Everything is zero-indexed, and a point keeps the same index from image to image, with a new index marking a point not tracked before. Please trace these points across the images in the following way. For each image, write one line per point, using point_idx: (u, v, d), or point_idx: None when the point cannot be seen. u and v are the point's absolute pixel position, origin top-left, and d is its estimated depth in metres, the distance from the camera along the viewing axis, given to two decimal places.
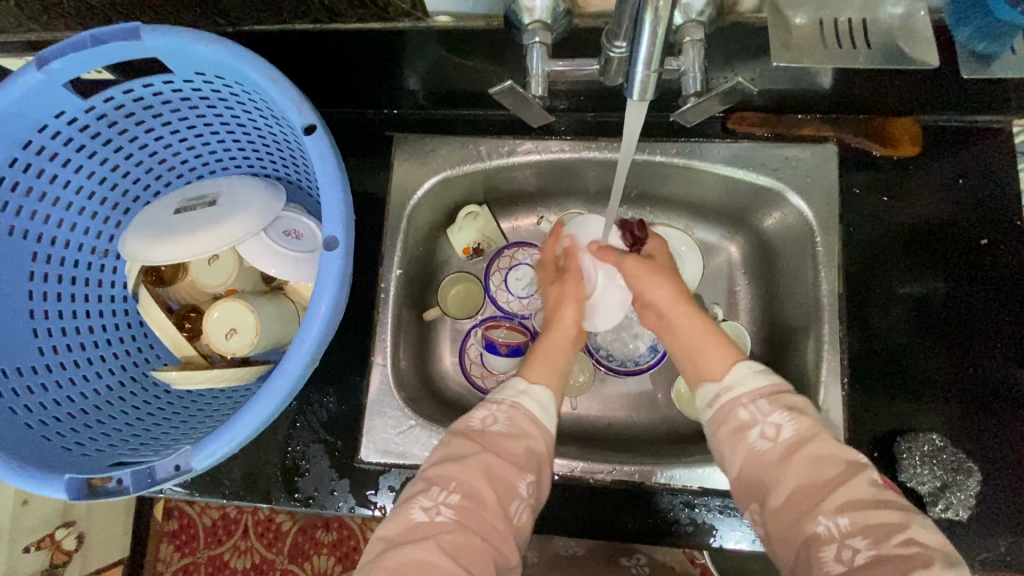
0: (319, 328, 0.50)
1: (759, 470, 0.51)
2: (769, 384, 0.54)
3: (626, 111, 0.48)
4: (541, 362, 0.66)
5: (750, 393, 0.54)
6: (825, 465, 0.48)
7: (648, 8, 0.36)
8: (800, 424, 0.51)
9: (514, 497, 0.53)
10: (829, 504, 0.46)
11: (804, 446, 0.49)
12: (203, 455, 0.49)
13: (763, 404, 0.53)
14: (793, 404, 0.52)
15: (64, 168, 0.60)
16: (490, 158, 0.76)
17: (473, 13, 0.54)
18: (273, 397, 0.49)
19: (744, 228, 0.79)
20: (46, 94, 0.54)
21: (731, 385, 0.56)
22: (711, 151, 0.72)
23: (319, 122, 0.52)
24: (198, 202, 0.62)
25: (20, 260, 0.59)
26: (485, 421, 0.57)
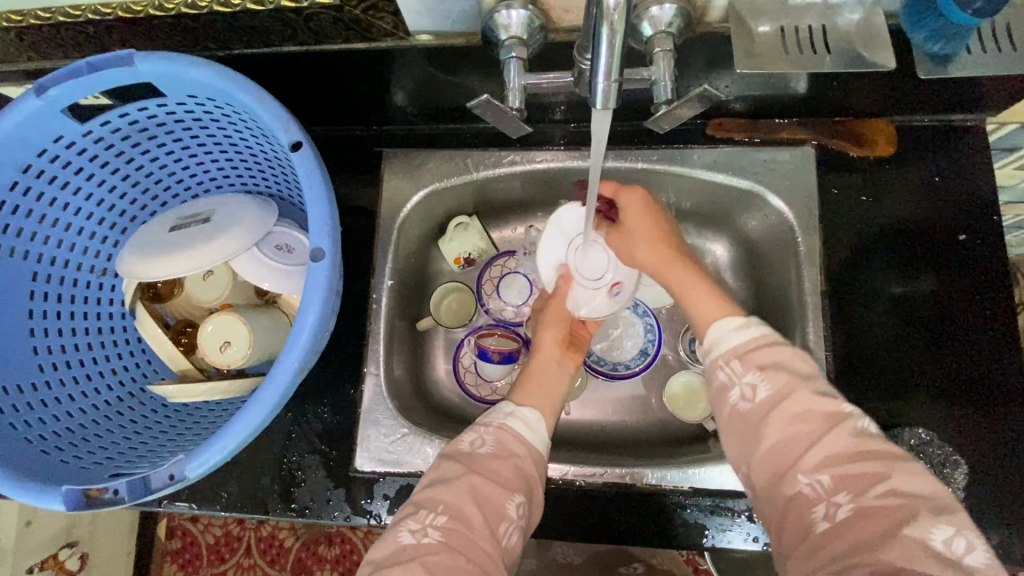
0: (308, 338, 0.51)
1: (746, 432, 0.50)
2: (750, 338, 0.53)
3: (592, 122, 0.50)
4: (530, 387, 0.67)
5: (727, 353, 0.53)
6: (802, 421, 0.47)
7: (603, 23, 0.38)
8: (778, 378, 0.49)
9: (503, 518, 0.54)
10: (809, 461, 0.46)
11: (782, 400, 0.48)
12: (197, 463, 0.50)
13: (737, 365, 0.52)
14: (779, 362, 0.50)
15: (63, 190, 0.62)
16: (477, 170, 0.78)
17: (453, 31, 0.56)
18: (263, 404, 0.50)
19: (728, 232, 0.81)
20: (44, 120, 0.56)
21: (713, 345, 0.55)
22: (692, 157, 0.74)
23: (305, 139, 0.53)
24: (192, 220, 0.64)
25: (20, 280, 0.61)
26: (480, 451, 0.58)
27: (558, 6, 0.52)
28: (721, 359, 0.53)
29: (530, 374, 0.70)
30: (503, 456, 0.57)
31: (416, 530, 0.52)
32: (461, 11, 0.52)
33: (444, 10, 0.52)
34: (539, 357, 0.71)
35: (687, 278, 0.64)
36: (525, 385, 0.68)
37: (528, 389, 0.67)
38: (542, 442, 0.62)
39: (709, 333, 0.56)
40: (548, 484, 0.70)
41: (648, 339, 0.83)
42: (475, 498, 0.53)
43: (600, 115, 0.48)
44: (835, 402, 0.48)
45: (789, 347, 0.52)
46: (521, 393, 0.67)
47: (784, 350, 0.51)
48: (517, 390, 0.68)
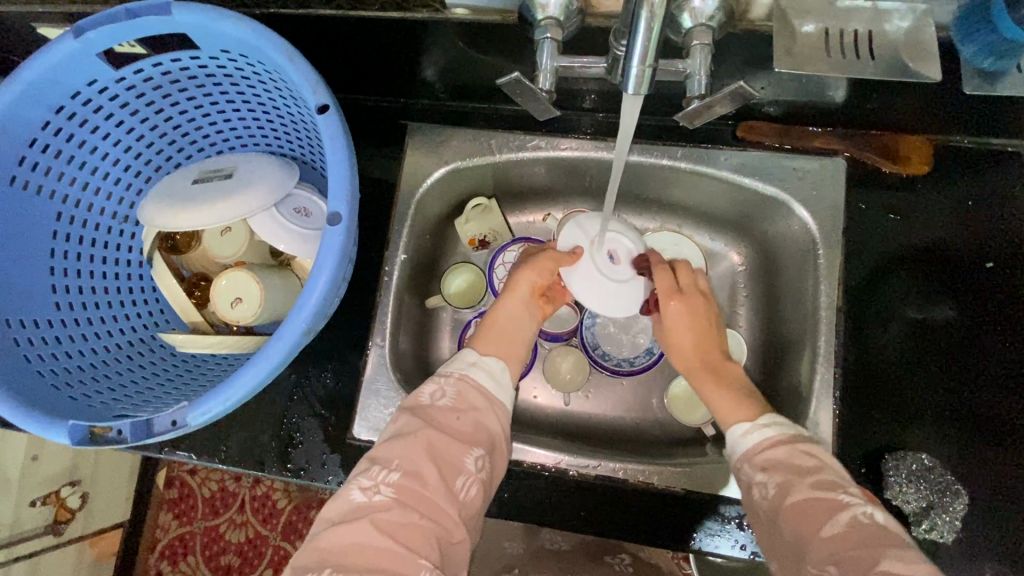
0: (318, 298, 0.51)
1: (770, 530, 0.51)
2: (760, 439, 0.56)
3: (622, 108, 0.49)
4: (491, 333, 0.67)
5: (740, 458, 0.56)
6: (805, 515, 0.48)
7: (644, 8, 0.37)
8: (780, 475, 0.52)
9: (460, 473, 0.54)
10: (816, 554, 0.46)
11: (785, 497, 0.50)
12: (199, 412, 0.51)
13: (747, 469, 0.55)
14: (781, 460, 0.53)
15: (93, 134, 0.63)
16: (500, 152, 0.77)
17: (489, 8, 0.56)
18: (270, 356, 0.50)
19: (748, 237, 0.80)
20: (79, 62, 0.57)
21: (730, 452, 0.58)
22: (718, 158, 0.72)
23: (332, 103, 0.51)
24: (214, 174, 0.65)
25: (44, 218, 0.62)
26: (443, 408, 0.57)
27: None
28: (737, 465, 0.56)
29: (499, 317, 0.69)
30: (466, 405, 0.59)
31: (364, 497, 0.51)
32: None
33: None
34: (510, 303, 0.70)
35: (715, 380, 0.65)
36: (490, 330, 0.67)
37: (492, 337, 0.67)
38: (508, 401, 0.62)
39: (727, 435, 0.59)
40: (540, 471, 0.70)
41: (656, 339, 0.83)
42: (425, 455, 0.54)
43: (629, 100, 0.48)
44: (832, 490, 0.49)
45: (791, 445, 0.54)
46: (481, 338, 0.67)
47: (786, 448, 0.53)
48: (479, 333, 0.68)
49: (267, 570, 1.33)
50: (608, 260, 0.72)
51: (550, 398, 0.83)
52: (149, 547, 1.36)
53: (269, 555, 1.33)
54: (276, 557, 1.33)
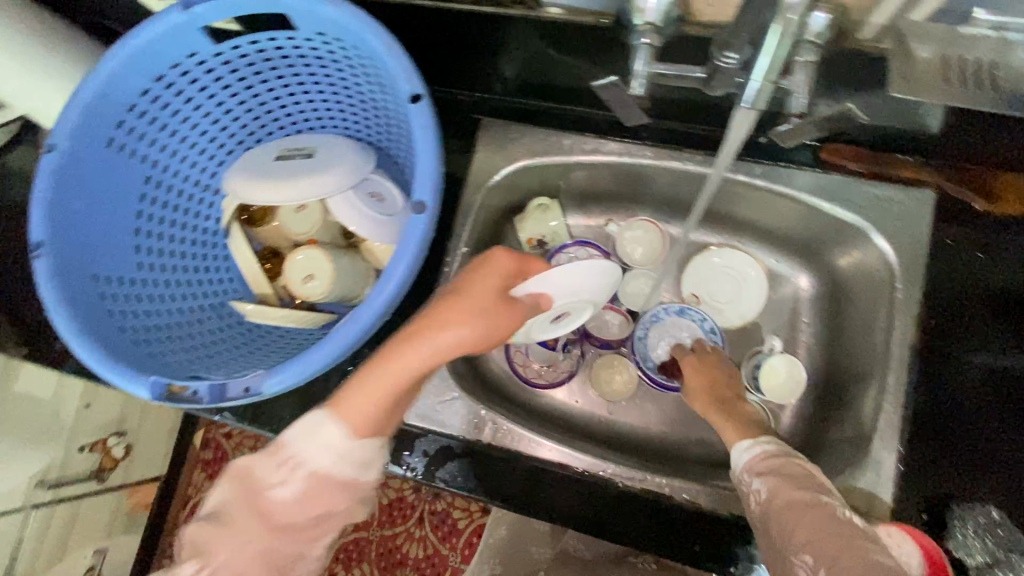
0: (394, 287, 0.51)
1: (760, 530, 0.56)
2: (758, 453, 0.62)
3: (735, 116, 0.51)
4: (375, 402, 0.54)
5: (741, 470, 0.62)
6: (791, 509, 0.53)
7: None
8: (773, 480, 0.58)
9: (299, 560, 0.53)
10: (794, 543, 0.51)
11: (774, 495, 0.56)
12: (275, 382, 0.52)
13: (749, 478, 0.61)
14: (775, 467, 0.59)
15: (187, 104, 0.65)
16: (572, 153, 0.77)
17: (583, 9, 0.55)
18: (359, 322, 0.51)
19: (816, 263, 0.79)
20: (183, 34, 0.59)
21: (734, 467, 0.64)
22: (799, 178, 0.70)
23: (426, 94, 0.51)
24: (296, 153, 0.66)
25: (134, 180, 0.64)
26: (301, 497, 0.52)
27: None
28: (740, 477, 0.62)
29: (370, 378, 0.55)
30: (340, 491, 0.54)
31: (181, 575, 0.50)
32: None
33: None
34: (395, 366, 0.54)
35: (722, 409, 0.71)
36: (357, 399, 0.54)
37: (357, 408, 0.54)
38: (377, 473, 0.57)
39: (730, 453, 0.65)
40: (581, 477, 0.70)
41: None
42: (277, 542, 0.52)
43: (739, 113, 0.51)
44: (816, 492, 0.55)
45: (784, 457, 0.61)
46: (343, 399, 0.55)
47: (780, 459, 0.60)
48: (350, 387, 0.54)
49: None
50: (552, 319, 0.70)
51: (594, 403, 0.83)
52: (182, 502, 1.42)
53: None
54: None
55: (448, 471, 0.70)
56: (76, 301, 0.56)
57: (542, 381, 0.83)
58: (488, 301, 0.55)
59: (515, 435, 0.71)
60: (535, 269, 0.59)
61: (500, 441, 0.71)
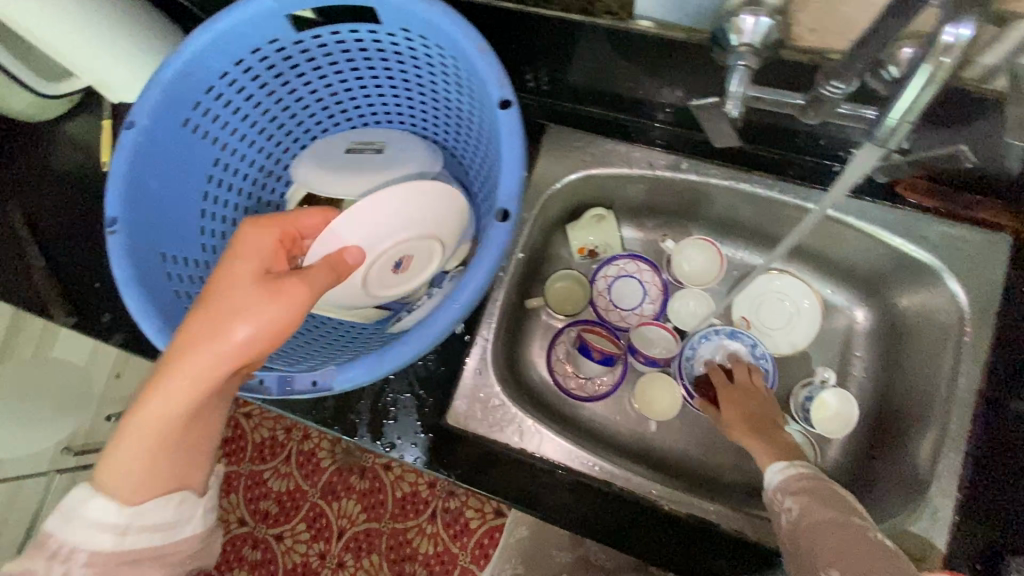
0: (469, 295, 0.49)
1: (790, 547, 0.56)
2: (791, 475, 0.62)
3: (859, 152, 0.48)
4: (150, 433, 0.42)
5: (774, 490, 0.62)
6: (823, 528, 0.54)
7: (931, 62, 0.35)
8: (804, 501, 0.58)
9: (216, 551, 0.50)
10: (822, 558, 0.52)
11: (806, 515, 0.56)
12: (345, 378, 0.50)
13: (780, 498, 0.61)
14: (807, 488, 0.59)
15: (261, 90, 0.65)
16: (636, 166, 0.76)
17: (677, 24, 0.56)
18: (436, 327, 0.49)
19: (874, 297, 0.78)
20: (269, 20, 0.58)
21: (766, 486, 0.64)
22: (872, 211, 0.69)
23: (515, 100, 0.51)
24: (366, 148, 0.66)
25: (204, 162, 0.64)
26: (120, 532, 0.42)
27: (805, 23, 0.50)
28: (772, 496, 0.62)
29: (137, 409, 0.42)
30: (155, 545, 0.44)
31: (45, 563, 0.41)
32: (701, 4, 0.52)
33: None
34: (177, 378, 0.42)
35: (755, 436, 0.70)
36: (141, 435, 0.42)
37: (144, 443, 0.42)
38: (197, 523, 0.46)
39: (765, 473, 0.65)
40: (626, 494, 0.70)
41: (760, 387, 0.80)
42: (108, 559, 0.42)
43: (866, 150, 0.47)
44: (852, 515, 0.55)
45: (815, 478, 0.61)
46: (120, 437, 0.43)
47: (812, 482, 0.60)
48: (127, 424, 0.42)
49: (299, 526, 1.37)
50: (388, 263, 0.58)
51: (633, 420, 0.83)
52: None
53: (305, 510, 1.37)
54: (310, 514, 1.37)
55: (489, 478, 0.69)
56: (146, 281, 0.56)
57: (582, 392, 0.84)
58: (249, 291, 0.43)
59: (563, 448, 0.70)
60: (306, 226, 0.50)
61: (546, 452, 0.70)
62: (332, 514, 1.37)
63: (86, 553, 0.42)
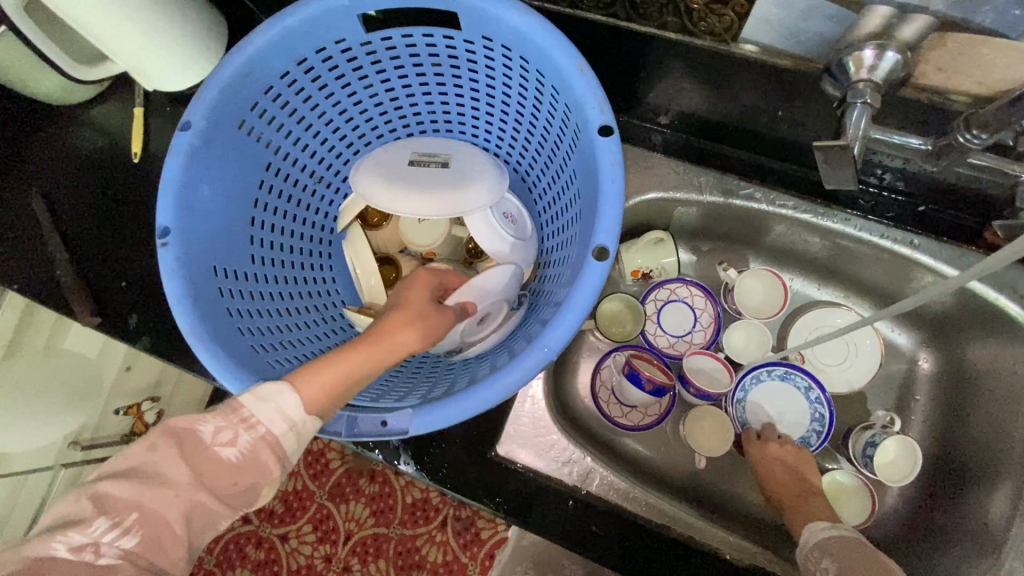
0: (562, 336, 0.46)
1: None
2: (832, 534, 0.60)
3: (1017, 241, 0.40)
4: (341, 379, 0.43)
5: (811, 545, 0.60)
6: None
7: None
8: (842, 563, 0.56)
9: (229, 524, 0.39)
10: None
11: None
12: (425, 422, 0.46)
13: (816, 554, 0.58)
14: (847, 551, 0.57)
15: (319, 92, 0.60)
16: (709, 193, 0.72)
17: (785, 51, 0.52)
18: (524, 370, 0.46)
19: (940, 344, 0.75)
20: (340, 18, 0.54)
21: (801, 539, 0.62)
22: (960, 257, 0.66)
23: (617, 127, 0.47)
24: (431, 160, 0.62)
25: (256, 166, 0.60)
26: (291, 427, 0.40)
27: (933, 62, 0.46)
28: (806, 552, 0.59)
29: (334, 357, 0.44)
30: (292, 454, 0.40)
31: (224, 423, 0.39)
32: (818, 34, 0.48)
33: (800, 28, 0.48)
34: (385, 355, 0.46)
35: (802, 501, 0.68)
36: (339, 372, 0.43)
37: (331, 381, 0.43)
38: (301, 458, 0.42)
39: (802, 529, 0.63)
40: (683, 540, 0.66)
41: (812, 429, 0.77)
42: (272, 445, 0.39)
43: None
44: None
45: (858, 541, 0.58)
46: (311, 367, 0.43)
47: (856, 546, 0.58)
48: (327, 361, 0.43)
49: (306, 527, 1.25)
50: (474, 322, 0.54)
51: (680, 452, 0.80)
52: None
53: (311, 511, 1.25)
54: (317, 516, 1.25)
55: (541, 514, 0.65)
56: (198, 295, 0.51)
57: (626, 421, 0.79)
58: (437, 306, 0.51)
59: (619, 489, 0.68)
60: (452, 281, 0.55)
61: (601, 490, 0.68)
62: (339, 518, 1.25)
63: (260, 432, 0.39)
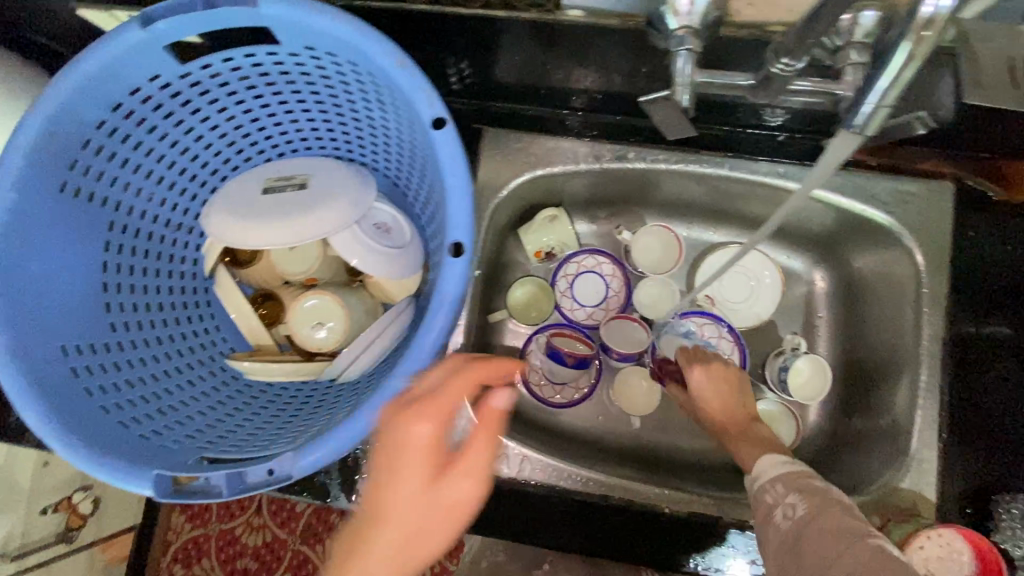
0: (436, 343, 0.45)
1: (787, 552, 0.50)
2: (787, 469, 0.56)
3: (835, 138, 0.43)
4: None
5: (771, 479, 0.56)
6: (835, 538, 0.47)
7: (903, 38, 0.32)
8: (811, 501, 0.51)
9: None
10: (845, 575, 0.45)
11: (818, 519, 0.49)
12: (307, 462, 0.45)
13: (781, 489, 0.54)
14: (809, 487, 0.53)
15: (149, 134, 0.56)
16: (581, 161, 0.72)
17: (610, 11, 0.52)
18: (406, 383, 0.45)
19: (830, 259, 0.78)
20: (147, 54, 0.50)
21: (757, 471, 0.58)
22: (823, 177, 0.69)
23: (449, 116, 0.46)
24: (287, 184, 0.58)
25: (95, 228, 0.55)
26: None
27: None
28: (766, 485, 0.55)
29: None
30: None
31: None
32: None
33: None
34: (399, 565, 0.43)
35: (741, 430, 0.66)
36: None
37: None
38: None
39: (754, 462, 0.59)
40: (624, 505, 0.67)
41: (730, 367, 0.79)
42: None
43: (845, 135, 0.41)
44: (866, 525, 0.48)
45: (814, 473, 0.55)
46: None
47: (820, 481, 0.54)
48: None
49: None
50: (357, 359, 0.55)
51: (615, 417, 0.81)
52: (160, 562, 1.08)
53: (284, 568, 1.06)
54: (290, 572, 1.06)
55: None
56: (48, 382, 0.47)
57: (561, 398, 0.79)
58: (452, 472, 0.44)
59: (552, 469, 0.67)
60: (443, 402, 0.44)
61: (535, 476, 0.67)
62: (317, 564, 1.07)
63: None
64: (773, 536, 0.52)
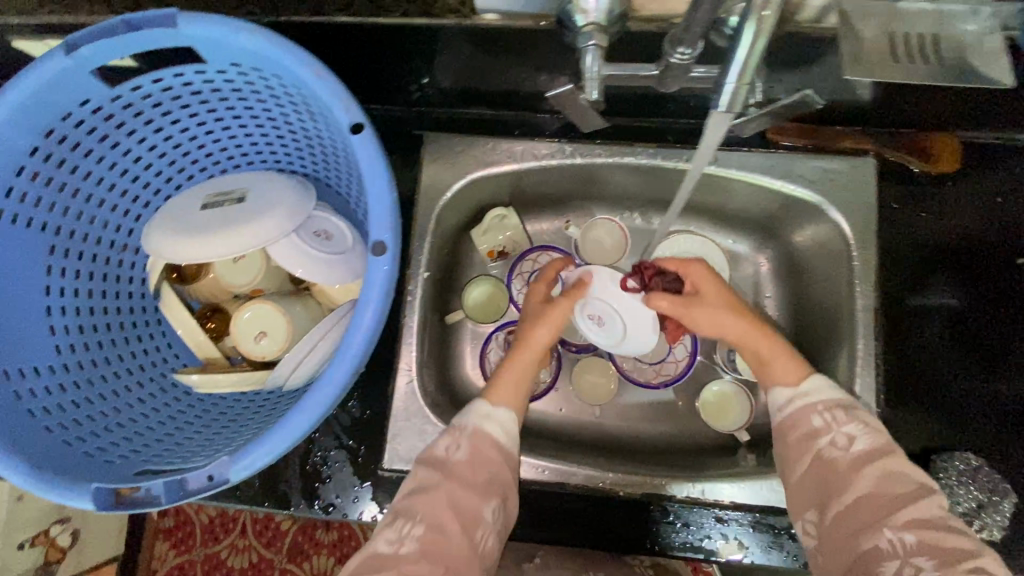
0: (362, 341, 0.47)
1: (826, 483, 0.53)
2: (829, 399, 0.58)
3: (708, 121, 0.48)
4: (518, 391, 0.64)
5: (827, 402, 0.58)
6: (893, 481, 0.51)
7: (752, 20, 0.35)
8: (870, 440, 0.54)
9: None
10: (897, 519, 0.49)
11: (874, 460, 0.52)
12: (242, 466, 0.47)
13: (838, 415, 0.56)
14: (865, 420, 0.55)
15: (86, 158, 0.57)
16: (521, 160, 0.74)
17: (522, 13, 0.54)
18: (335, 382, 0.46)
19: (771, 239, 0.80)
20: (75, 79, 0.51)
21: (804, 393, 0.60)
22: (752, 160, 0.71)
23: (367, 121, 0.48)
24: (225, 197, 0.59)
25: (36, 254, 0.55)
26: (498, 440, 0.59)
27: None
28: (817, 408, 0.58)
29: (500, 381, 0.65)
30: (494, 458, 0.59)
31: None
32: None
33: None
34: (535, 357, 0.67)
35: (763, 335, 0.65)
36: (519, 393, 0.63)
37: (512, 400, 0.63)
38: None
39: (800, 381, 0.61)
40: (580, 492, 0.69)
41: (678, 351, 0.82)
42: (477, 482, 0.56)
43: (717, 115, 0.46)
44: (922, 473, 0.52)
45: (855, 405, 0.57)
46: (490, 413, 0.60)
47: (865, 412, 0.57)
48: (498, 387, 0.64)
49: None
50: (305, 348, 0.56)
51: (577, 408, 0.80)
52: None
53: None
54: None
55: None
56: None
57: None
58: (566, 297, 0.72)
59: None
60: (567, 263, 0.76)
61: None
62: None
63: None
64: (820, 461, 0.55)
